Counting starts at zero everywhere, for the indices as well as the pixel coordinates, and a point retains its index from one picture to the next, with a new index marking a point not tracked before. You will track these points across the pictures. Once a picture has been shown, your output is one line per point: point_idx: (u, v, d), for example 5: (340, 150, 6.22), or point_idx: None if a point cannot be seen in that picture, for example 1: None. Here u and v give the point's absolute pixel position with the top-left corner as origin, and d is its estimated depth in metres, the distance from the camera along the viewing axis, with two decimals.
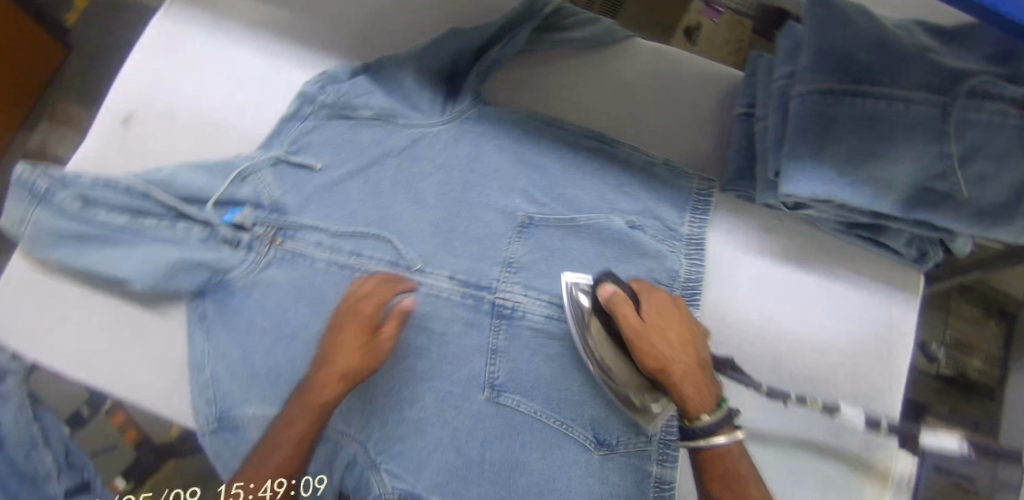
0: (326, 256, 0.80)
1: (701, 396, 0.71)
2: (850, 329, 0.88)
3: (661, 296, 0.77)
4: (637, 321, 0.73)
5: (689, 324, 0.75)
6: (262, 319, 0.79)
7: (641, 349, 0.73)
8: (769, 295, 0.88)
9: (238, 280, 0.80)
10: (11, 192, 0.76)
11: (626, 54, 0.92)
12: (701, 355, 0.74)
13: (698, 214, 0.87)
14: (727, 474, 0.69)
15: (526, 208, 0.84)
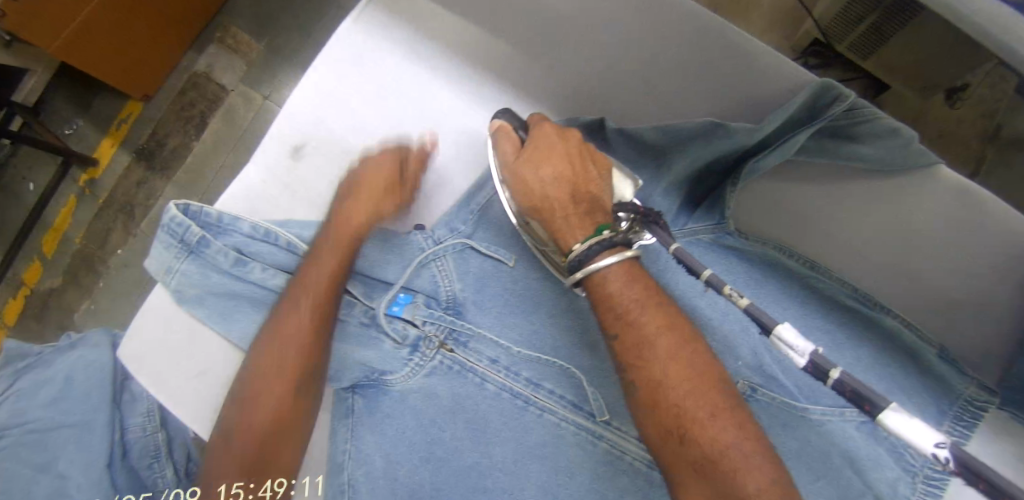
0: (499, 379, 0.68)
1: (575, 225, 0.61)
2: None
3: (553, 127, 0.68)
4: (513, 155, 0.68)
5: (576, 148, 0.65)
6: (414, 432, 0.68)
7: (515, 180, 0.66)
8: None
9: (396, 384, 0.68)
10: (162, 235, 0.68)
11: (929, 190, 0.65)
12: (582, 181, 0.63)
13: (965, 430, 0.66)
14: (639, 340, 0.54)
15: (748, 375, 0.69)
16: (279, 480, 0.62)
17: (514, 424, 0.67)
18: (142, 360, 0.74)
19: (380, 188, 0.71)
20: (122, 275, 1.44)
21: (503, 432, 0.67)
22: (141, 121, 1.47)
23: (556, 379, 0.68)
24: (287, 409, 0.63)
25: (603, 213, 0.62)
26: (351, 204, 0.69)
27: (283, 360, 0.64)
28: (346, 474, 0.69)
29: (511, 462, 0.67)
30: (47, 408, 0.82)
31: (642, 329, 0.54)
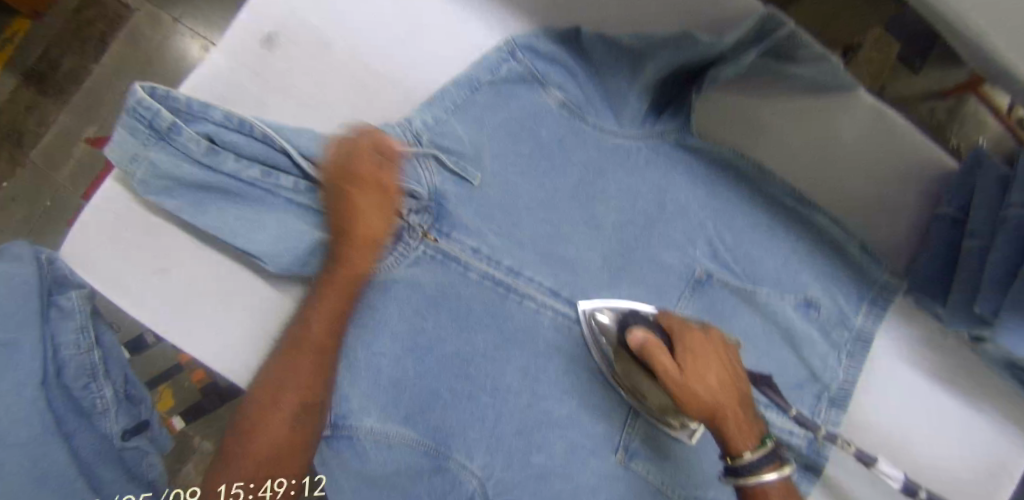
0: (481, 268, 0.70)
1: (744, 431, 0.56)
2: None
3: (699, 330, 0.59)
4: (678, 372, 0.56)
5: (726, 354, 0.59)
6: (397, 322, 0.70)
7: (675, 392, 0.56)
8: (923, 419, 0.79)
9: (380, 273, 0.70)
10: (126, 118, 0.65)
11: (855, 112, 0.77)
12: (744, 390, 0.58)
13: (875, 310, 0.79)
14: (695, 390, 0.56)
15: (706, 262, 0.75)
16: (278, 480, 0.63)
17: (493, 311, 0.71)
18: (96, 260, 0.71)
19: (353, 157, 0.66)
20: (9, 207, 1.30)
21: (485, 318, 0.71)
22: (31, 37, 1.30)
23: (536, 268, 0.71)
24: (305, 408, 0.65)
25: (754, 416, 0.58)
26: (350, 165, 0.66)
27: (264, 388, 0.65)
28: None
29: (493, 348, 0.70)
30: None
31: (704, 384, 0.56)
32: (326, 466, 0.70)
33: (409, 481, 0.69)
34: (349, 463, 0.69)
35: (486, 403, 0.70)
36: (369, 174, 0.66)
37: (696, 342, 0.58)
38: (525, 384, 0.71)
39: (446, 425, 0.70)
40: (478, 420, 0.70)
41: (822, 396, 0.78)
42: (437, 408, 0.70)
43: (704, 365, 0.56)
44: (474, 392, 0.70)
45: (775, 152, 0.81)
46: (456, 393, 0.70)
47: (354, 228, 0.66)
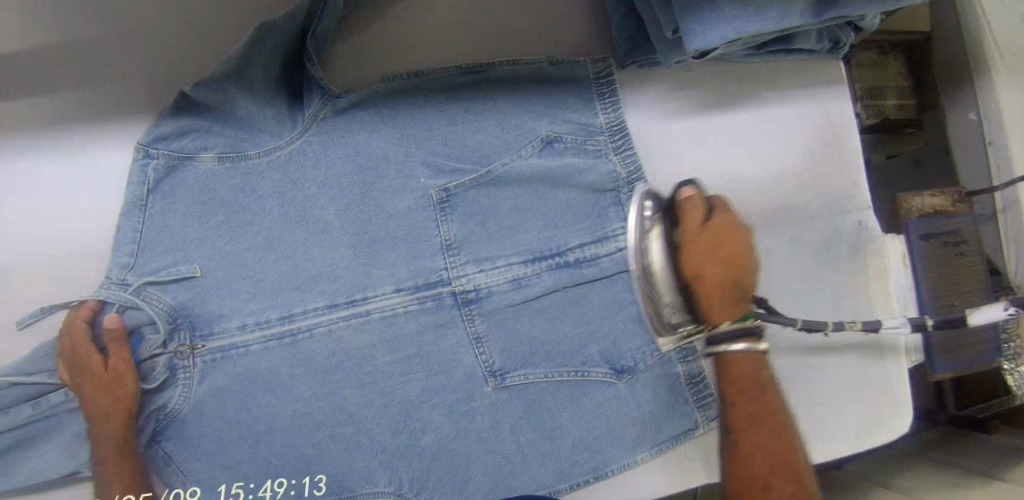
0: (259, 336, 0.72)
1: (117, 477, 0.67)
2: (794, 141, 0.85)
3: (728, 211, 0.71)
4: (89, 393, 0.68)
5: (115, 386, 0.69)
6: (230, 430, 0.71)
7: (93, 406, 0.68)
8: (713, 148, 0.82)
9: (181, 406, 0.71)
10: None
11: None
12: (124, 415, 0.68)
13: (609, 99, 0.78)
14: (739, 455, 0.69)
15: (436, 182, 0.74)
16: None
17: (297, 360, 0.72)
18: None
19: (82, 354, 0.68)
20: None
21: (295, 370, 0.71)
22: None
23: (303, 300, 0.72)
24: None
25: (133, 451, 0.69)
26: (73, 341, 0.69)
27: None
28: None
29: (320, 386, 0.71)
30: None
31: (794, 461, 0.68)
32: None
33: None
34: None
35: (349, 433, 0.71)
36: (97, 365, 0.68)
37: (113, 352, 0.69)
38: (369, 393, 0.72)
39: (336, 472, 0.71)
40: (356, 450, 0.71)
41: (623, 200, 0.77)
42: (316, 466, 0.71)
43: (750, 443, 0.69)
44: (334, 433, 0.71)
45: (419, 49, 0.78)
46: (321, 444, 0.71)
47: (95, 410, 0.68)
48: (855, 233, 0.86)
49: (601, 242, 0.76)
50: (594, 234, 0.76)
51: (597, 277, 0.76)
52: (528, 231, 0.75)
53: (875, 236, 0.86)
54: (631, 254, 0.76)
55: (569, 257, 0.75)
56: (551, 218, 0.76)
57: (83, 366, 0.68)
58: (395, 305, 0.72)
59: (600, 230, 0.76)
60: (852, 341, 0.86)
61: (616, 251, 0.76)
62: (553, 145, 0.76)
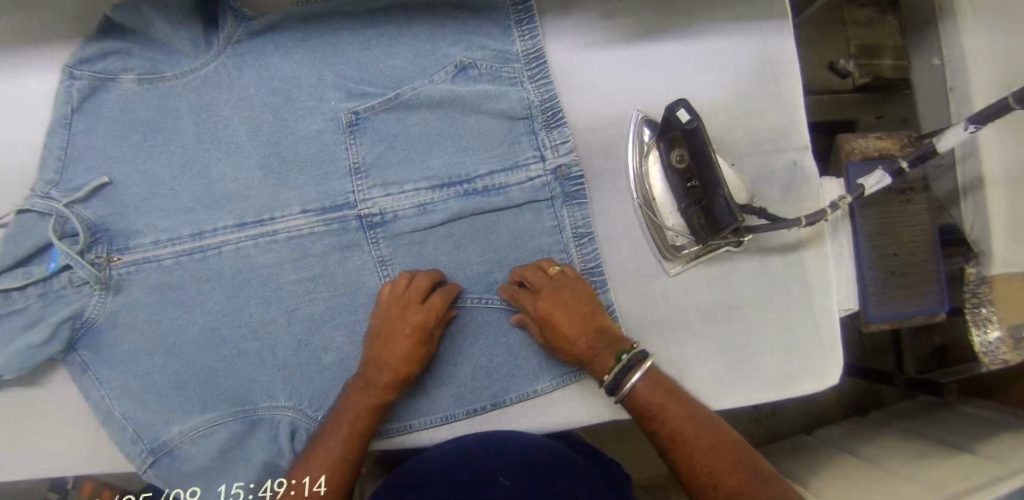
0: (171, 251, 0.74)
1: None
2: (726, 75, 0.82)
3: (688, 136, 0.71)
4: None
5: None
6: (143, 340, 0.74)
7: None
8: (637, 79, 0.80)
9: (98, 316, 0.74)
10: None
11: None
12: None
13: (525, 27, 0.77)
14: (671, 429, 0.66)
15: (346, 105, 0.75)
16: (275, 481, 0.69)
17: (206, 275, 0.74)
18: None
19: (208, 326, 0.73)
20: None
21: (205, 285, 0.74)
22: None
23: (214, 219, 0.74)
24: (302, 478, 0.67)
25: None
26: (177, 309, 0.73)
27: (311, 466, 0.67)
28: (117, 413, 0.73)
29: (228, 301, 0.74)
30: None
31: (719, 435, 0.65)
32: (170, 488, 0.72)
33: (240, 448, 0.72)
34: (181, 473, 0.72)
35: (254, 348, 0.73)
36: (415, 301, 0.71)
37: None
38: (274, 310, 0.74)
39: (239, 386, 0.73)
40: (260, 365, 0.73)
41: (536, 128, 0.76)
42: (221, 380, 0.73)
43: (684, 410, 0.66)
44: (239, 346, 0.73)
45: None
46: (226, 358, 0.73)
47: (382, 362, 0.70)
48: (790, 173, 0.83)
49: (512, 170, 0.75)
50: (505, 161, 0.75)
51: (506, 205, 0.75)
52: (438, 157, 0.75)
53: (807, 178, 0.83)
54: (543, 183, 0.76)
55: (478, 184, 0.75)
56: (462, 145, 0.76)
57: (398, 303, 0.71)
58: (301, 225, 0.73)
59: (511, 159, 0.76)
60: (785, 286, 0.83)
61: (526, 179, 0.75)
62: (466, 71, 0.76)
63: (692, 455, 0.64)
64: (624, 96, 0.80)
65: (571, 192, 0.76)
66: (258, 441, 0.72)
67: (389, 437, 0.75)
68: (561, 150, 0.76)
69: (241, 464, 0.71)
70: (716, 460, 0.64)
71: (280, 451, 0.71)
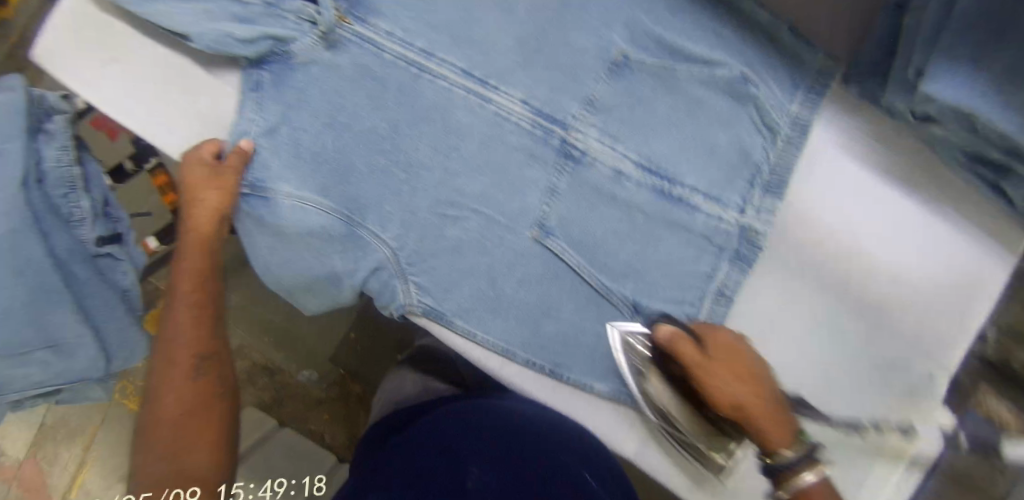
0: (395, 49, 0.74)
1: None
2: (940, 270, 0.78)
3: (678, 327, 0.70)
4: None
5: None
6: (317, 101, 0.74)
7: None
8: (861, 206, 0.79)
9: (300, 53, 0.74)
10: None
11: None
12: None
13: (811, 98, 0.76)
14: (737, 402, 0.66)
15: (623, 44, 0.75)
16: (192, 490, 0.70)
17: (409, 89, 0.74)
18: (58, 53, 0.77)
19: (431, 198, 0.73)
20: None
21: (399, 98, 0.74)
22: None
23: (448, 50, 0.74)
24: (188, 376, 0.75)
25: None
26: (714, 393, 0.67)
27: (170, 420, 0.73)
28: (251, 137, 0.74)
29: (408, 125, 0.74)
30: None
31: (735, 395, 0.66)
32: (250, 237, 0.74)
33: (320, 243, 0.72)
34: (265, 224, 0.72)
35: (399, 179, 0.73)
36: (696, 353, 0.68)
37: None
38: (437, 162, 0.74)
39: (360, 195, 0.73)
40: (392, 195, 0.73)
41: (755, 183, 0.76)
42: (352, 180, 0.73)
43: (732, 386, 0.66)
44: (388, 168, 0.73)
45: None
46: (371, 167, 0.73)
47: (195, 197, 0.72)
48: (921, 380, 0.78)
49: (712, 199, 0.75)
50: (711, 188, 0.75)
51: (682, 224, 0.75)
52: (661, 143, 0.75)
53: (874, 320, 0.79)
54: (727, 231, 0.75)
55: (675, 190, 0.74)
56: (689, 147, 0.75)
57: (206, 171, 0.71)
58: (512, 112, 0.74)
59: (717, 191, 0.75)
60: (849, 473, 0.79)
61: (718, 215, 0.75)
62: (751, 85, 0.74)
63: (752, 412, 0.66)
64: (841, 213, 0.78)
65: (744, 255, 0.75)
66: (342, 253, 0.73)
67: (449, 328, 0.76)
68: (763, 215, 0.75)
69: (310, 256, 0.72)
70: (760, 396, 0.66)
71: (354, 272, 0.73)
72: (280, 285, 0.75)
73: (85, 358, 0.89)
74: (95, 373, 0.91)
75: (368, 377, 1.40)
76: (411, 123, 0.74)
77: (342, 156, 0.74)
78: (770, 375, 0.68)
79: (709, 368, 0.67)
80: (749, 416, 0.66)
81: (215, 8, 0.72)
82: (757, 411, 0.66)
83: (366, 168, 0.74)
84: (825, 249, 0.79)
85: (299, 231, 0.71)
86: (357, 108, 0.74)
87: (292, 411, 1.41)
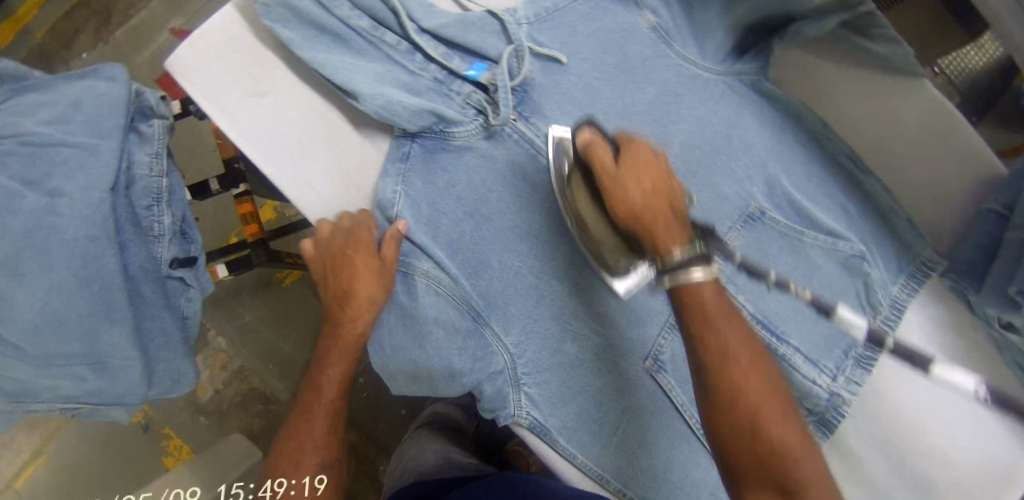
0: (552, 155, 0.74)
1: None
2: (997, 466, 0.81)
3: (645, 145, 0.63)
4: None
5: None
6: (463, 187, 0.74)
7: None
8: (930, 387, 0.84)
9: (457, 139, 0.74)
10: None
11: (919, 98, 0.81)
12: None
13: (912, 284, 0.81)
14: (753, 409, 0.56)
15: (760, 199, 0.78)
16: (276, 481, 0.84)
17: (556, 197, 0.75)
18: (199, 73, 0.73)
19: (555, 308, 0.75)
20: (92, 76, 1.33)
21: (546, 204, 0.74)
22: None
23: None
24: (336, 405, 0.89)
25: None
26: (622, 180, 0.61)
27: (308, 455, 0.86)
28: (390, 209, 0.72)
29: (548, 233, 0.74)
30: (48, 126, 0.77)
31: (739, 381, 0.56)
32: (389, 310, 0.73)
33: (443, 335, 0.71)
34: (397, 302, 0.72)
35: (529, 282, 0.74)
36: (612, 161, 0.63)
37: None
38: (569, 275, 0.74)
39: (489, 293, 0.73)
40: (520, 298, 0.74)
41: (851, 352, 0.80)
42: (484, 274, 0.74)
43: (758, 392, 0.56)
44: (519, 270, 0.74)
45: (834, 109, 0.86)
46: (504, 266, 0.74)
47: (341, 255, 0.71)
48: None
49: (811, 362, 0.78)
50: (811, 351, 0.79)
51: (783, 380, 0.78)
52: (776, 299, 0.78)
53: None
54: (819, 395, 0.78)
55: (781, 347, 0.78)
56: (801, 308, 0.79)
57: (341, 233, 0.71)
58: None
59: (816, 354, 0.79)
60: None
61: (814, 379, 0.78)
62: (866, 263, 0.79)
63: (787, 448, 0.54)
64: (910, 393, 0.84)
65: (830, 419, 0.78)
66: (461, 350, 0.71)
67: (547, 443, 0.75)
68: (852, 385, 0.79)
69: (431, 346, 0.71)
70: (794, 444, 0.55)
71: (470, 370, 0.71)
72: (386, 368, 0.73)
73: (126, 383, 0.82)
74: (130, 399, 0.84)
75: (366, 427, 1.35)
76: (549, 229, 0.74)
77: (480, 250, 0.74)
78: (811, 449, 0.55)
79: (647, 203, 0.60)
80: (763, 432, 0.55)
81: (388, 77, 0.72)
82: (790, 434, 0.55)
83: (499, 268, 0.74)
84: (891, 425, 0.84)
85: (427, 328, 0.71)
86: (502, 205, 0.74)
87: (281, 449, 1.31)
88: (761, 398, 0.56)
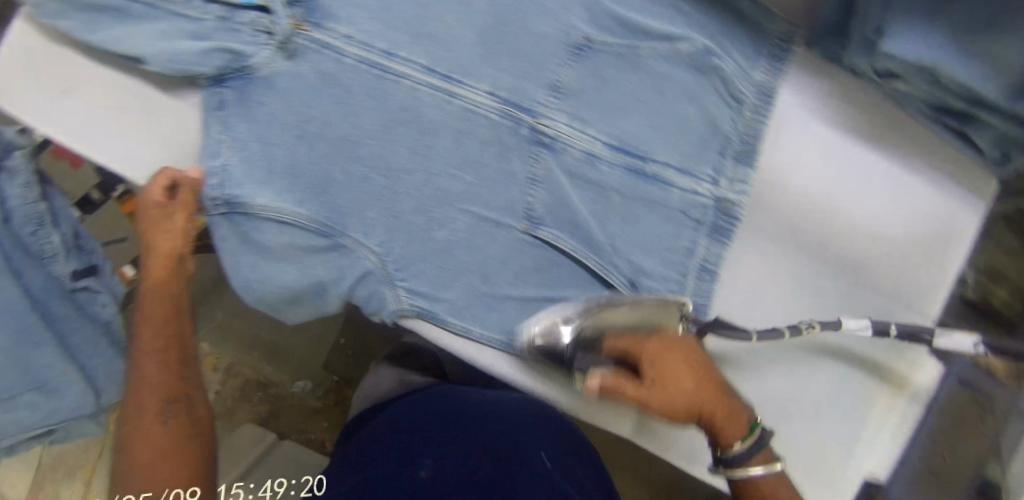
0: (355, 52, 0.73)
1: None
2: (915, 222, 0.79)
3: (654, 340, 0.73)
4: None
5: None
6: (284, 112, 0.73)
7: None
8: (834, 164, 0.79)
9: (259, 68, 0.73)
10: None
11: None
12: None
13: (774, 65, 0.78)
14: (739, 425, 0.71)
15: (584, 27, 0.74)
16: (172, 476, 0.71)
17: (374, 92, 0.73)
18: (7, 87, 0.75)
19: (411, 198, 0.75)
20: None
21: (368, 101, 0.73)
22: None
23: (409, 48, 0.73)
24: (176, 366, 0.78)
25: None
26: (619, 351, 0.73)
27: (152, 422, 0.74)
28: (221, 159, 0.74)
29: (380, 128, 0.73)
30: None
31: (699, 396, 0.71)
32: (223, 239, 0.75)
33: (304, 254, 0.74)
34: (250, 240, 0.74)
35: (380, 183, 0.74)
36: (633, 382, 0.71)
37: None
38: (415, 164, 0.74)
39: (342, 203, 0.74)
40: (375, 201, 0.74)
41: (725, 154, 0.77)
42: (332, 189, 0.73)
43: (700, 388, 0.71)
44: (368, 174, 0.74)
45: None
46: (349, 175, 0.73)
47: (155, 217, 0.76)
48: None
49: (684, 173, 0.75)
50: (684, 162, 0.75)
51: (660, 200, 0.75)
52: (631, 121, 0.75)
53: (853, 277, 0.80)
54: (703, 204, 0.76)
55: (649, 167, 0.75)
56: (660, 123, 0.75)
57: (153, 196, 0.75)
58: (480, 104, 0.73)
59: (691, 164, 0.76)
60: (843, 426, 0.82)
61: (690, 188, 0.75)
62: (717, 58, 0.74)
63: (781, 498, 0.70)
64: (816, 174, 0.79)
65: (722, 227, 0.77)
66: (327, 261, 0.75)
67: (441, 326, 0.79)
68: (736, 187, 0.77)
69: (293, 269, 0.74)
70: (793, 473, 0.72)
71: (340, 280, 0.76)
72: (276, 300, 0.77)
73: (73, 396, 0.87)
74: (84, 410, 0.89)
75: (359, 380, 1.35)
76: (380, 124, 0.73)
77: (318, 166, 0.74)
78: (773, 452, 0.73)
79: (693, 394, 0.71)
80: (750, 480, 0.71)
81: (171, 29, 0.71)
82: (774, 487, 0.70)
83: (341, 175, 0.73)
84: (802, 212, 0.80)
85: (284, 253, 0.74)
86: (325, 115, 0.73)
87: (288, 423, 1.37)
88: (696, 394, 0.71)
